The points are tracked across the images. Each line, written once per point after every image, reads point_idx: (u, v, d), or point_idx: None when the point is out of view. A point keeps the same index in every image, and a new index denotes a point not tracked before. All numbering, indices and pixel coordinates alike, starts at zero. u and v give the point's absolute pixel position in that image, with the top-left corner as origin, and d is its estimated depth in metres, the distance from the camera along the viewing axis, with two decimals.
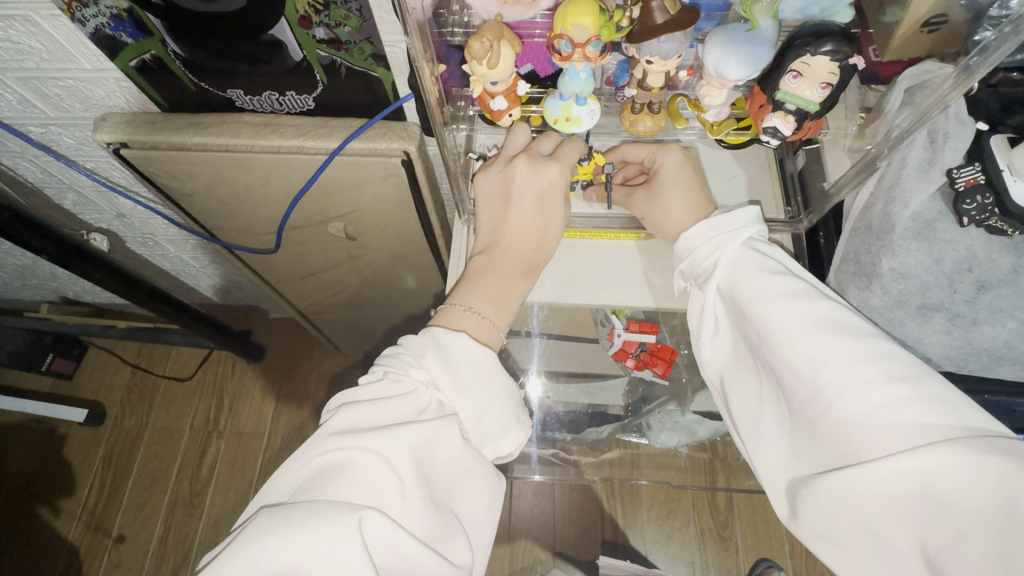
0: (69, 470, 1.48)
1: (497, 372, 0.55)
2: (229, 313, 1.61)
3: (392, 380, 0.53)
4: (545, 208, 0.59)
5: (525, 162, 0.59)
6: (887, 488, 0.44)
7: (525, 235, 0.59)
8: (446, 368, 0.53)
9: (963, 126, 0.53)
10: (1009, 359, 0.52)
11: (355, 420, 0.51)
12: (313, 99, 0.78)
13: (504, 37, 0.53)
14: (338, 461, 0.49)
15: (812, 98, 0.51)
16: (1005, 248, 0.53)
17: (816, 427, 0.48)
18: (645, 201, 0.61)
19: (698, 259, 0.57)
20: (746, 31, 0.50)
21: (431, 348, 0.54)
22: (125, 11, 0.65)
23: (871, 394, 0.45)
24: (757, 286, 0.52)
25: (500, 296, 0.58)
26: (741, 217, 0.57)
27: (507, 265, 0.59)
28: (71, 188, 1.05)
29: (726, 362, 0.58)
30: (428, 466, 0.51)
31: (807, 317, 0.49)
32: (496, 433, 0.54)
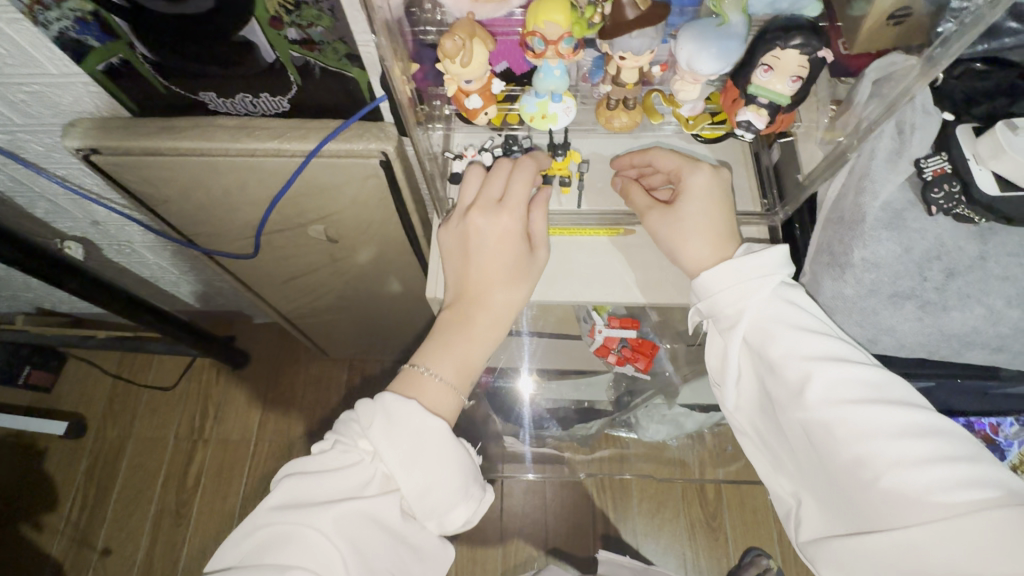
0: (49, 485, 1.44)
1: (443, 445, 0.53)
2: (212, 319, 1.59)
3: (341, 450, 0.55)
4: (499, 259, 0.59)
5: (478, 213, 0.60)
6: (931, 563, 0.44)
7: (484, 290, 0.59)
8: (390, 440, 0.52)
9: (930, 117, 0.53)
10: (978, 343, 0.53)
11: (299, 491, 0.52)
12: (288, 101, 0.77)
13: (477, 35, 0.52)
14: (279, 530, 0.50)
15: (784, 91, 0.52)
16: (972, 235, 0.54)
17: (859, 494, 0.49)
18: (660, 222, 0.59)
19: (721, 306, 0.57)
20: (717, 26, 0.50)
21: (380, 415, 0.53)
22: (90, 13, 0.64)
23: (917, 467, 0.46)
24: (793, 345, 0.52)
25: (461, 356, 0.58)
26: (767, 261, 0.56)
27: (472, 318, 0.59)
28: (42, 197, 1.03)
29: (752, 412, 0.59)
30: (371, 536, 0.52)
31: (846, 381, 0.50)
32: (442, 508, 0.53)
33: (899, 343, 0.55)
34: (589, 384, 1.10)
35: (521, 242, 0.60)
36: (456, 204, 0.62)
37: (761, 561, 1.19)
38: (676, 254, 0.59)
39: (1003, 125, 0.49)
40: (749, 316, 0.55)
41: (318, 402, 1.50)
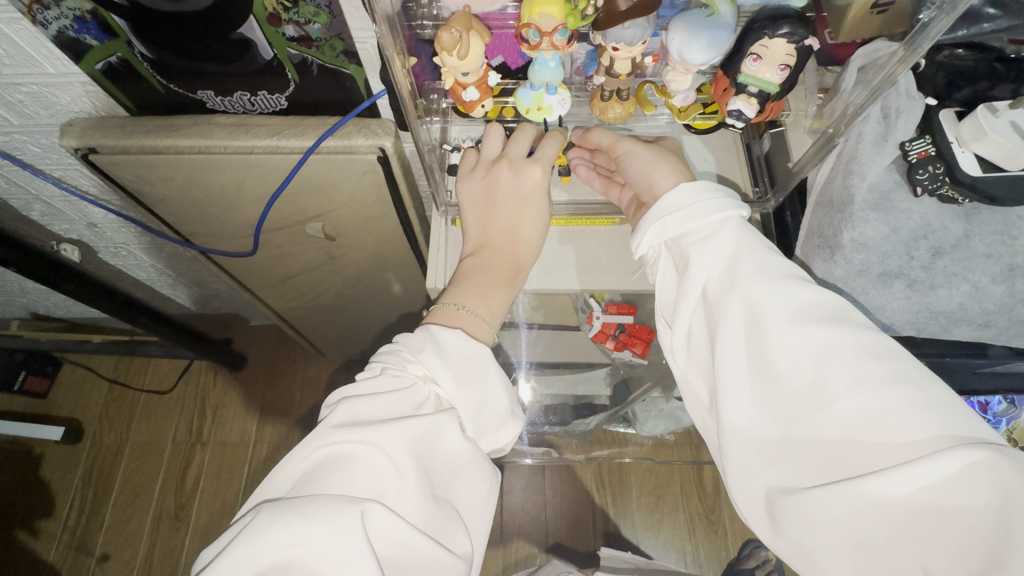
0: (46, 490, 1.44)
1: (492, 368, 0.56)
2: (209, 322, 1.59)
3: (390, 375, 0.54)
4: (527, 207, 0.60)
5: (508, 166, 0.60)
6: (883, 492, 0.44)
7: (516, 223, 0.61)
8: (444, 365, 0.54)
9: (913, 102, 0.55)
10: (964, 320, 0.55)
11: (360, 413, 0.51)
12: (285, 99, 0.78)
13: (473, 28, 0.54)
14: (342, 454, 0.48)
15: (772, 80, 0.53)
16: (956, 215, 0.55)
17: (813, 418, 0.47)
18: (637, 144, 0.61)
19: (687, 232, 0.56)
20: (706, 17, 0.52)
21: (427, 347, 0.55)
22: (88, 12, 0.65)
23: (876, 391, 0.45)
24: (758, 268, 0.52)
25: (489, 291, 0.59)
26: (732, 195, 0.56)
27: (495, 263, 0.60)
28: (38, 198, 1.03)
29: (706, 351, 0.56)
30: (429, 459, 0.51)
31: (808, 306, 0.50)
32: (492, 425, 0.56)
33: (889, 320, 0.57)
34: (587, 379, 1.10)
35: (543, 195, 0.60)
36: (481, 156, 0.62)
37: (760, 551, 1.19)
38: (655, 167, 0.59)
39: (983, 109, 0.51)
40: (715, 242, 0.54)
41: (316, 402, 1.51)
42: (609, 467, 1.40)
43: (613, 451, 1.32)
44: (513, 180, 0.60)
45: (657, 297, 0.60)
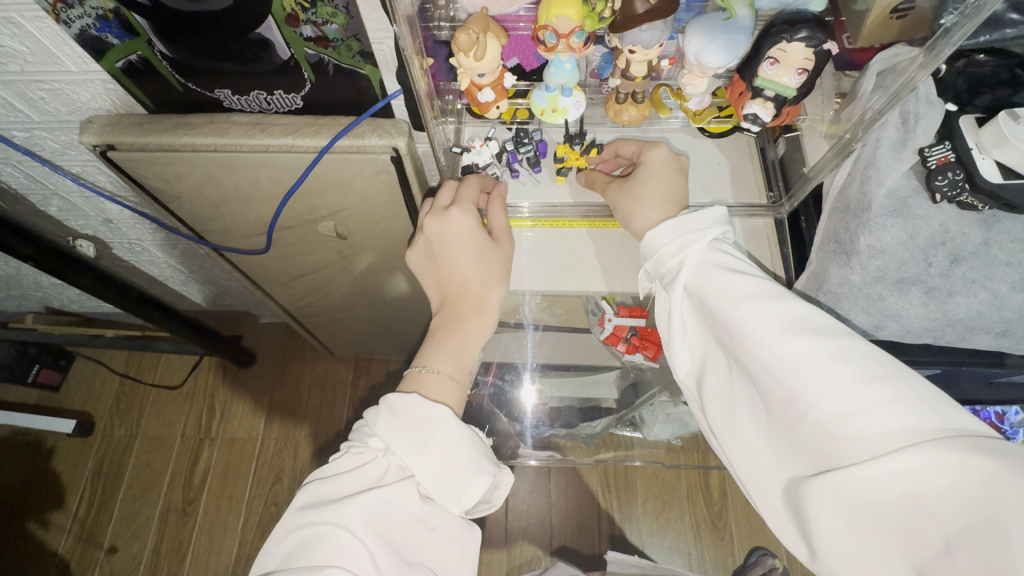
0: (57, 483, 1.45)
1: (449, 427, 0.54)
2: (220, 318, 1.60)
3: (353, 453, 0.56)
4: (479, 254, 0.61)
5: (433, 220, 0.62)
6: (865, 495, 0.42)
7: (487, 280, 0.61)
8: (397, 433, 0.53)
9: (933, 107, 0.54)
10: (983, 329, 0.54)
11: (320, 493, 0.53)
12: (301, 98, 0.79)
13: (490, 30, 0.54)
14: (308, 534, 0.50)
15: (789, 83, 0.53)
16: (975, 222, 0.54)
17: (795, 429, 0.46)
18: (617, 194, 0.62)
19: (662, 264, 0.57)
20: (724, 20, 0.51)
21: (385, 412, 0.54)
22: (110, 11, 0.66)
23: (846, 396, 0.43)
24: (725, 287, 0.51)
25: (455, 351, 0.59)
26: (702, 217, 0.57)
27: (463, 311, 0.60)
28: (56, 194, 1.04)
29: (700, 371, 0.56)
30: (396, 523, 0.52)
31: (775, 316, 0.48)
32: (459, 482, 0.53)
33: (905, 328, 0.56)
34: (595, 382, 1.10)
35: (482, 235, 0.62)
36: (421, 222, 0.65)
37: (767, 558, 1.17)
38: (630, 220, 0.61)
39: (1005, 114, 0.49)
40: (686, 268, 0.55)
41: (324, 399, 1.52)
42: (615, 471, 1.39)
43: (619, 455, 1.31)
44: (441, 231, 0.62)
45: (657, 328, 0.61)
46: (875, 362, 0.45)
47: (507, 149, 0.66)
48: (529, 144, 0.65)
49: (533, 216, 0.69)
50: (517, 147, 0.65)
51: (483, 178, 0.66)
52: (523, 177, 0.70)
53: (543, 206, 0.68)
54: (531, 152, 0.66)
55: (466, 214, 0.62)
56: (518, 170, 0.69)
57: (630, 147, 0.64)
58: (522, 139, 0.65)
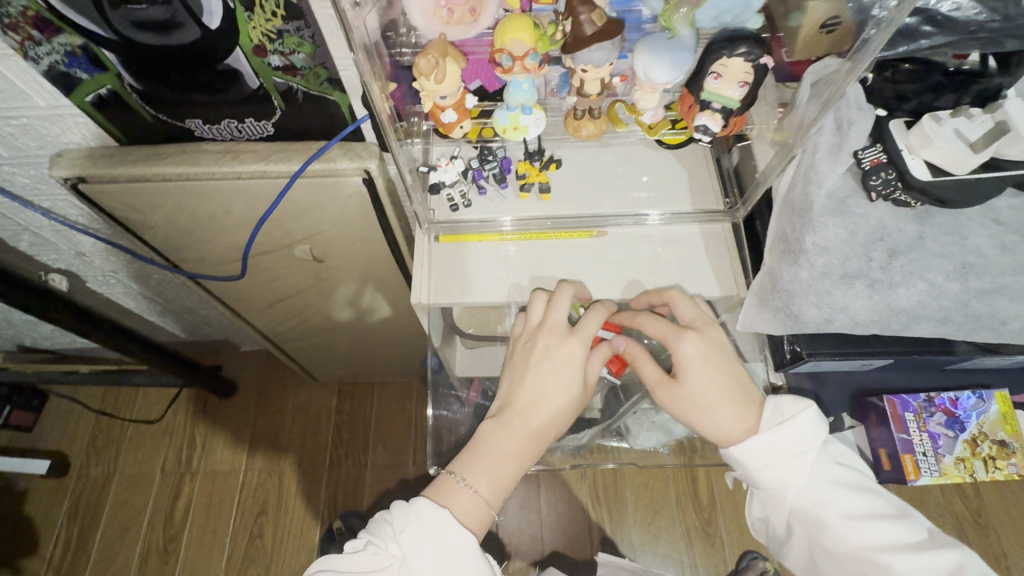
0: (31, 527, 1.41)
1: (473, 561, 0.55)
2: (199, 349, 1.59)
3: (369, 552, 0.56)
4: (549, 376, 0.62)
5: (544, 336, 0.63)
6: None
7: (539, 405, 0.61)
8: (421, 547, 0.54)
9: (864, 113, 0.57)
10: (925, 318, 0.56)
11: None
12: (272, 125, 0.80)
13: (449, 54, 0.56)
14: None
15: (733, 96, 0.56)
16: (910, 218, 0.58)
17: None
18: (667, 396, 0.62)
19: (758, 483, 0.60)
20: (668, 39, 0.55)
21: (412, 521, 0.56)
22: (79, 47, 0.67)
23: None
24: (835, 525, 0.56)
25: (495, 474, 0.60)
26: (795, 437, 0.58)
27: (516, 436, 0.61)
28: (27, 230, 1.04)
29: (799, 562, 0.62)
30: None
31: (885, 560, 0.54)
32: None
33: (854, 321, 0.57)
34: None
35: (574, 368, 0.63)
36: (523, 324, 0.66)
37: (758, 561, 1.18)
38: (701, 417, 0.61)
39: (929, 119, 0.53)
40: (787, 494, 0.58)
41: (308, 426, 1.50)
42: (604, 482, 1.39)
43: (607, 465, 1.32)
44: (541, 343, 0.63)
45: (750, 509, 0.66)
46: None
47: (473, 167, 0.69)
48: (493, 161, 0.68)
49: (513, 229, 0.71)
50: (482, 163, 0.68)
51: (555, 296, 0.65)
52: (490, 193, 0.72)
53: (523, 219, 0.70)
54: (495, 168, 0.69)
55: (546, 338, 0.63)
56: (484, 186, 0.72)
57: (685, 311, 0.63)
58: (486, 157, 0.68)
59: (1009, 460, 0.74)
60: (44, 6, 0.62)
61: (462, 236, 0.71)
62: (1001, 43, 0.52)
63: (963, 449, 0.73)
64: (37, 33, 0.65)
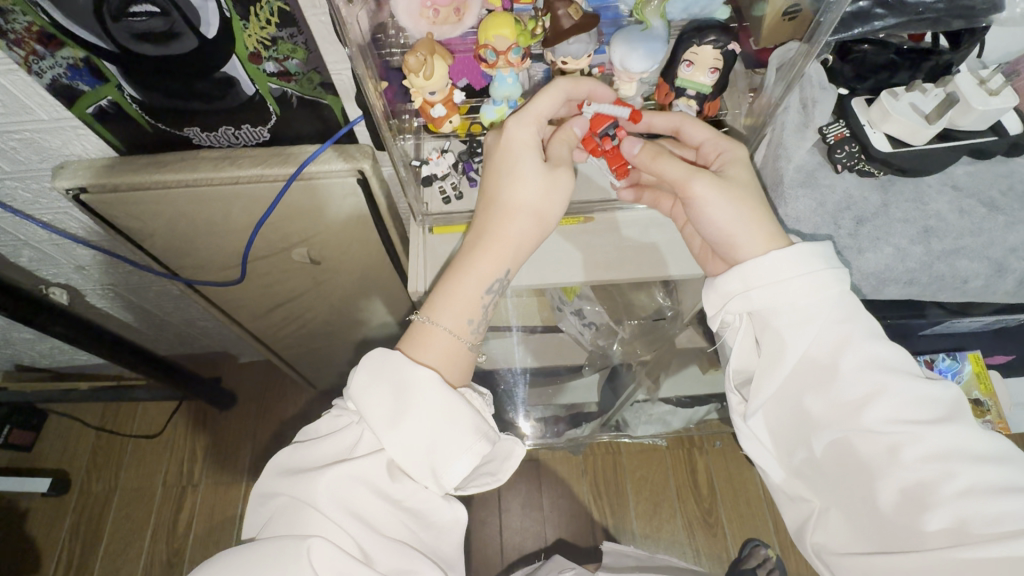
0: (33, 546, 1.40)
1: (438, 398, 0.54)
2: (198, 361, 1.60)
3: (332, 418, 0.58)
4: (526, 175, 0.59)
5: (513, 122, 0.59)
6: (923, 506, 0.50)
7: (533, 232, 0.60)
8: (372, 397, 0.55)
9: (826, 91, 0.62)
10: (892, 279, 0.63)
11: (298, 460, 0.55)
12: (267, 131, 0.83)
13: (437, 52, 0.60)
14: (280, 502, 0.54)
15: (704, 82, 0.60)
16: (874, 186, 0.64)
17: (868, 453, 0.53)
18: (712, 186, 0.57)
19: (780, 305, 0.57)
20: (641, 31, 0.58)
21: (364, 372, 0.56)
22: (81, 60, 0.70)
23: (928, 435, 0.51)
24: (848, 354, 0.55)
25: (461, 307, 0.58)
26: (824, 253, 0.57)
27: (494, 252, 0.59)
28: (28, 244, 1.06)
29: (779, 415, 0.60)
30: (366, 499, 0.53)
31: (892, 386, 0.53)
32: (448, 459, 0.54)
33: None
34: (570, 390, 1.14)
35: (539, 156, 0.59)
36: (525, 109, 0.59)
37: (759, 549, 1.19)
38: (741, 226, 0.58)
39: (886, 94, 0.60)
40: (812, 312, 0.56)
41: None
42: (605, 478, 1.41)
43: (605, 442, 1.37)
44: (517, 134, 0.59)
45: (733, 359, 0.64)
46: (959, 413, 0.52)
47: (463, 160, 0.73)
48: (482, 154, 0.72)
49: None
50: (471, 157, 0.72)
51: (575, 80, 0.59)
52: None
53: None
54: None
55: (521, 130, 0.59)
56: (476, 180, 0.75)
57: (700, 133, 0.62)
58: (475, 151, 0.72)
59: (986, 419, 0.79)
60: (49, 22, 0.65)
61: (455, 226, 0.75)
62: (948, 22, 0.57)
63: None
64: (40, 48, 0.68)
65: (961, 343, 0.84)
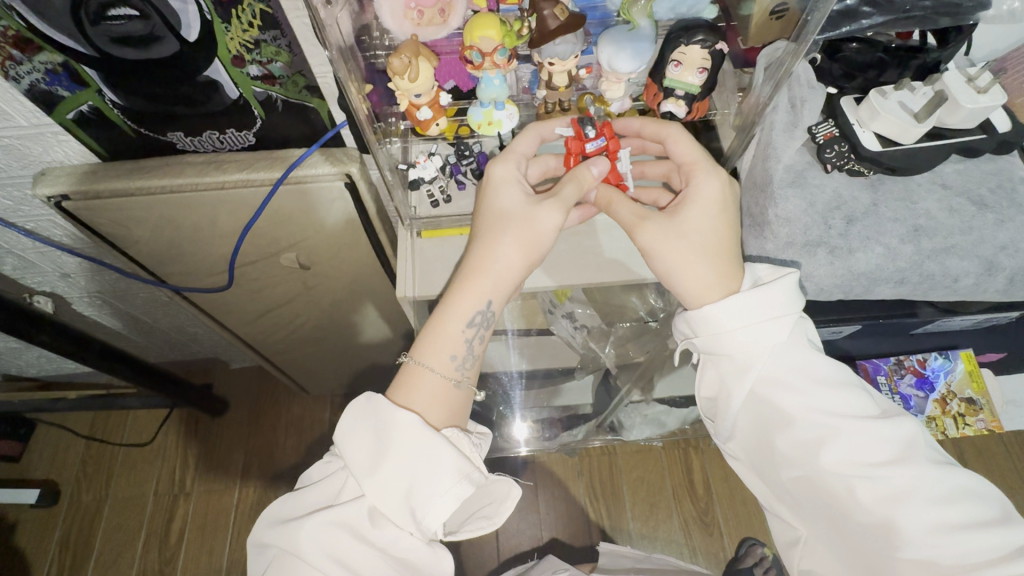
0: (21, 559, 1.38)
1: (412, 444, 0.53)
2: (188, 367, 1.58)
3: (321, 465, 0.59)
4: (504, 230, 0.59)
5: (500, 162, 0.62)
6: (888, 545, 0.51)
7: (510, 270, 0.59)
8: (354, 441, 0.55)
9: (814, 90, 0.63)
10: (883, 278, 0.62)
11: (286, 509, 0.55)
12: (253, 135, 0.82)
13: (421, 54, 0.59)
14: (272, 553, 0.54)
15: (693, 82, 0.60)
16: (864, 186, 0.64)
17: (829, 493, 0.54)
18: (660, 232, 0.58)
19: (727, 346, 0.58)
20: (628, 31, 0.58)
21: (346, 419, 0.56)
22: (60, 65, 0.68)
23: (884, 475, 0.51)
24: (800, 389, 0.55)
25: (444, 348, 0.59)
26: (777, 295, 0.56)
27: (457, 297, 0.59)
28: (11, 252, 1.04)
29: (745, 450, 0.61)
30: (349, 547, 0.52)
31: (844, 429, 0.53)
32: (428, 500, 0.52)
33: (819, 287, 0.64)
34: (567, 390, 1.12)
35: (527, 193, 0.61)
36: (511, 151, 0.63)
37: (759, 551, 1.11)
38: (675, 274, 0.59)
39: (875, 93, 0.60)
40: (755, 357, 0.57)
41: (302, 438, 1.49)
42: (601, 479, 1.40)
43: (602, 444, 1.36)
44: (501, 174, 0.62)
45: (697, 391, 0.63)
46: (914, 453, 0.52)
47: (451, 162, 0.72)
48: (471, 156, 0.71)
49: None
50: (459, 159, 0.72)
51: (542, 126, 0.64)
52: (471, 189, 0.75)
53: None
54: (473, 163, 0.72)
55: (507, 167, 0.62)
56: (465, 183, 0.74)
57: (683, 152, 0.61)
58: (464, 152, 0.71)
59: (979, 417, 0.79)
60: (24, 26, 0.64)
61: (444, 231, 0.74)
62: (935, 20, 0.57)
63: (933, 407, 0.80)
64: (17, 52, 0.67)
65: (954, 341, 0.84)
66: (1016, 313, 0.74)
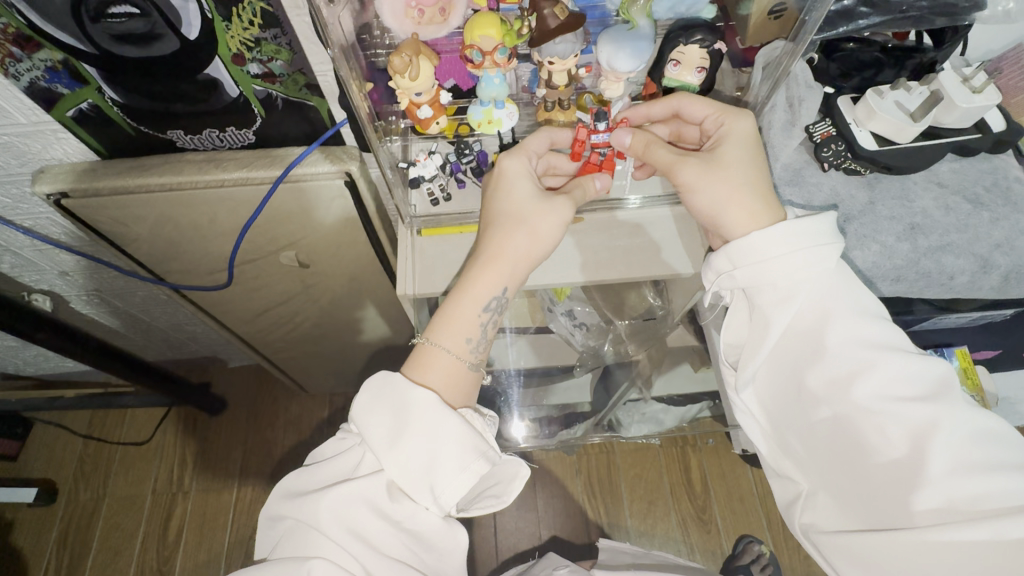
0: (19, 558, 1.38)
1: (434, 420, 0.54)
2: (186, 366, 1.58)
3: (335, 441, 0.59)
4: (526, 219, 0.60)
5: (506, 156, 0.62)
6: (908, 486, 0.51)
7: (526, 256, 0.60)
8: (373, 417, 0.55)
9: (812, 90, 0.64)
10: (879, 275, 0.63)
11: (301, 483, 0.55)
12: (253, 133, 0.82)
13: (422, 52, 0.59)
14: (287, 525, 0.54)
15: (692, 81, 0.61)
16: (861, 185, 0.64)
17: (856, 432, 0.54)
18: (697, 171, 0.58)
19: (764, 283, 0.58)
20: (628, 30, 0.58)
21: (365, 394, 0.56)
22: (59, 62, 0.68)
23: (915, 413, 0.51)
24: (839, 324, 0.55)
25: (461, 327, 0.58)
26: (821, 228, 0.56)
27: (497, 262, 0.59)
28: (10, 250, 1.04)
29: (770, 393, 0.61)
30: (367, 518, 0.53)
31: (880, 364, 0.53)
32: (447, 474, 0.52)
33: None
34: (564, 389, 1.10)
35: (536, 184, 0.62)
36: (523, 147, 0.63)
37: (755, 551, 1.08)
38: (721, 209, 0.58)
39: (873, 93, 0.61)
40: (792, 293, 0.56)
41: (301, 436, 1.50)
42: (599, 477, 1.41)
43: (600, 443, 1.36)
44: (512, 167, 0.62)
45: (723, 336, 0.65)
46: (948, 391, 0.52)
47: (450, 160, 0.72)
48: (470, 155, 0.71)
49: None
50: (458, 158, 0.71)
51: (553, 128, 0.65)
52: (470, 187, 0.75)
53: None
54: (472, 161, 0.71)
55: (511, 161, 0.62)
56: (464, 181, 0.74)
57: (701, 109, 0.61)
58: (463, 151, 0.71)
59: None
60: (24, 23, 0.64)
61: (444, 228, 0.75)
62: (931, 20, 0.57)
63: None
64: (16, 49, 0.67)
65: (949, 339, 0.85)
66: (1010, 310, 0.75)
